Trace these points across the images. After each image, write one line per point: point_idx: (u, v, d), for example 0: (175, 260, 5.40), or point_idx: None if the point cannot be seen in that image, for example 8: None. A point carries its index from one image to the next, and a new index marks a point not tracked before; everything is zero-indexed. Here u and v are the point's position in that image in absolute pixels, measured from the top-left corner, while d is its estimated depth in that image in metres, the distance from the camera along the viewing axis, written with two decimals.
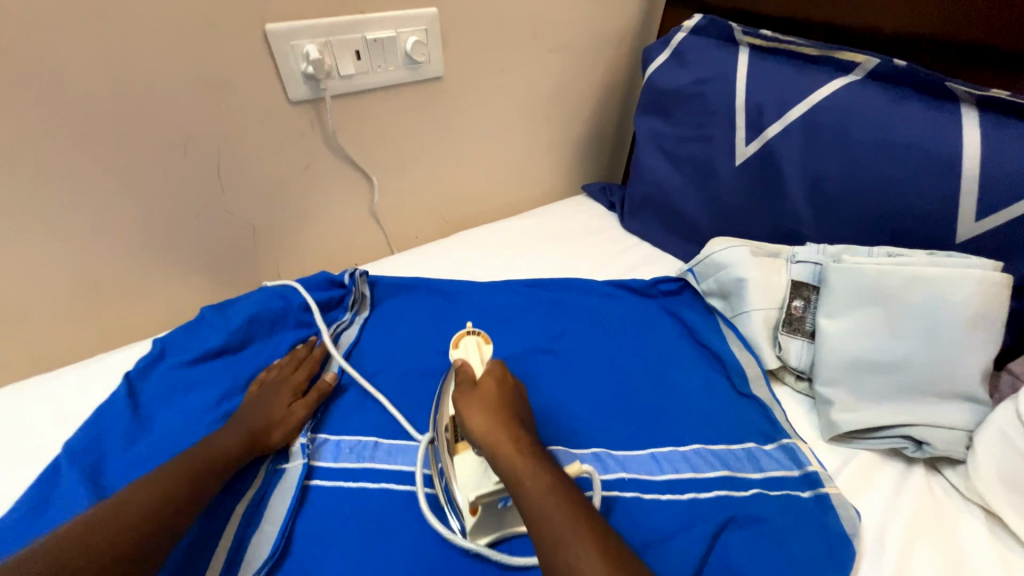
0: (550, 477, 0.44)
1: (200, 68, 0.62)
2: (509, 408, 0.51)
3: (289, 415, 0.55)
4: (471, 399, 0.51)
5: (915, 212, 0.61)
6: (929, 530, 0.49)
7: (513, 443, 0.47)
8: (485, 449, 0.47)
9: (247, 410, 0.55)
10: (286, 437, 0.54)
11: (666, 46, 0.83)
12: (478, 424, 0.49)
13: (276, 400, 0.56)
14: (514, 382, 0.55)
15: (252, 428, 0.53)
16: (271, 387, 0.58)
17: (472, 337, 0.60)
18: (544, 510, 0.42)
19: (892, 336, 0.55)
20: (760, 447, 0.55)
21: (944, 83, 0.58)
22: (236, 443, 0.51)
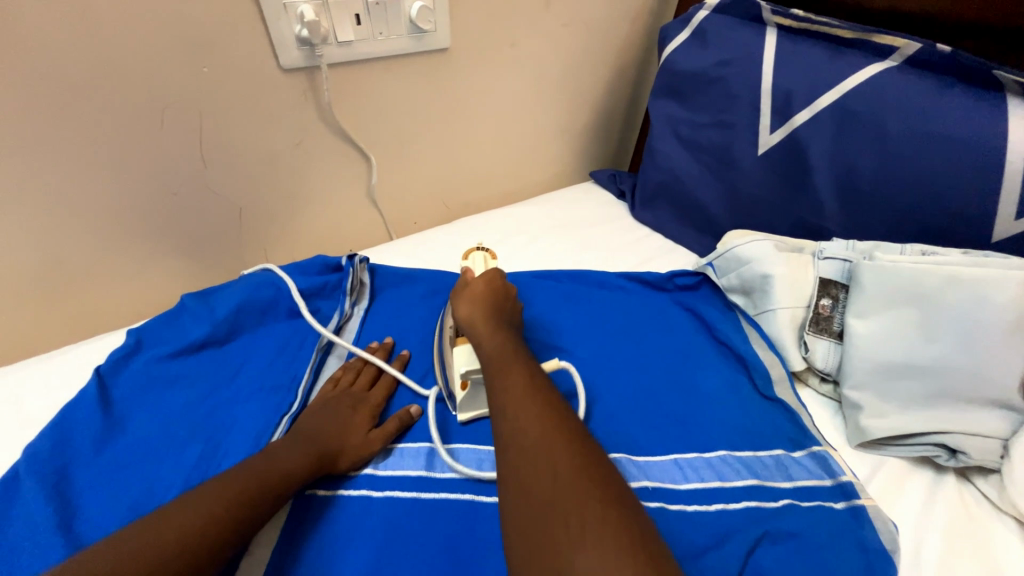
0: (508, 345, 0.49)
1: (177, 26, 0.55)
2: (497, 302, 0.55)
3: (365, 448, 0.50)
4: (462, 295, 0.55)
5: (950, 207, 0.58)
6: (966, 545, 0.46)
7: (485, 319, 0.52)
8: (464, 327, 0.52)
9: (326, 426, 0.50)
10: (353, 468, 0.49)
11: (686, 24, 0.78)
12: (460, 309, 0.53)
13: (354, 425, 0.51)
14: (509, 288, 0.58)
15: (321, 450, 0.48)
16: (352, 409, 0.53)
17: (480, 253, 0.66)
18: (495, 363, 0.47)
19: (927, 337, 0.52)
20: (788, 454, 0.52)
21: (990, 71, 0.55)
22: (306, 463, 0.46)
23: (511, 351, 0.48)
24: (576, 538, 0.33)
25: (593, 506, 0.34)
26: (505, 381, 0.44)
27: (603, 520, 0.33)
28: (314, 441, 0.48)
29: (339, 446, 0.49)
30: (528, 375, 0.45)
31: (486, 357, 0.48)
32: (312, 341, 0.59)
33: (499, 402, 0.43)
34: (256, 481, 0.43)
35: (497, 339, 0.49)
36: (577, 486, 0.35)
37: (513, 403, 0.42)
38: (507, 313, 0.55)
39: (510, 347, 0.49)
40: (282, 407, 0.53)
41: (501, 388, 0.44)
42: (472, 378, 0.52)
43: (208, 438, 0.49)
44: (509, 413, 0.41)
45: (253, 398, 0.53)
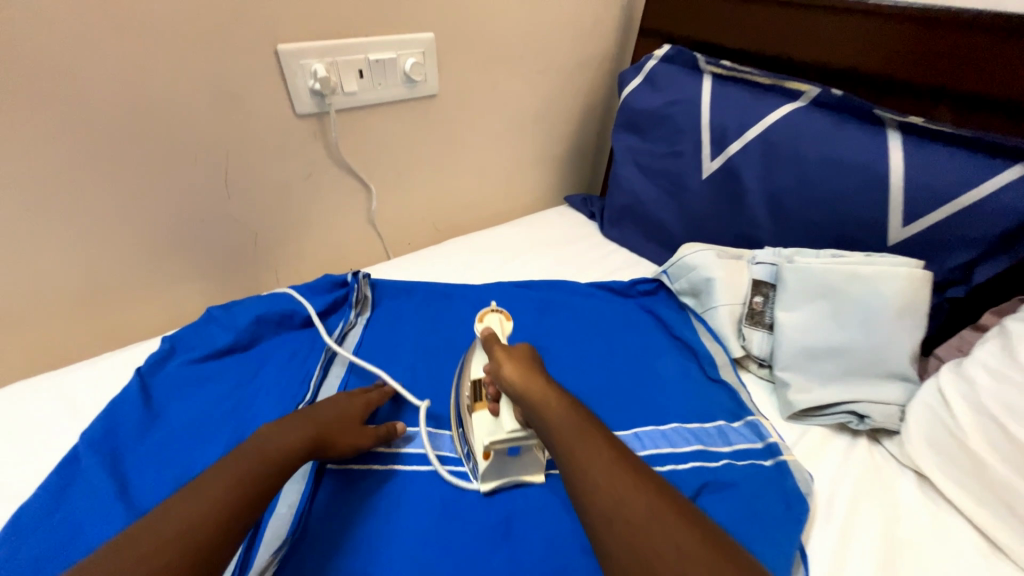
0: (575, 411, 0.48)
1: (214, 82, 0.67)
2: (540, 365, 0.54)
3: (359, 436, 0.57)
4: (504, 352, 0.55)
5: (855, 219, 0.71)
6: (873, 491, 0.56)
7: (542, 381, 0.50)
8: (517, 391, 0.50)
9: (327, 410, 0.57)
10: (346, 451, 0.55)
11: (639, 71, 0.93)
12: (508, 372, 0.52)
13: (351, 417, 0.58)
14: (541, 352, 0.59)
15: (322, 433, 0.54)
16: (349, 403, 0.60)
17: (495, 314, 0.61)
18: (571, 436, 0.45)
19: (838, 325, 0.63)
20: (728, 424, 0.62)
21: (873, 110, 0.68)
22: (306, 440, 0.52)
23: (583, 419, 0.47)
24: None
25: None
26: (590, 454, 0.43)
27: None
28: (315, 421, 0.55)
29: (338, 429, 0.56)
30: (609, 443, 0.45)
31: (556, 428, 0.46)
32: (321, 346, 0.68)
33: (591, 482, 0.42)
34: (262, 464, 0.48)
35: (561, 406, 0.48)
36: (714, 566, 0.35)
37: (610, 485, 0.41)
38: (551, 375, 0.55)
39: (578, 413, 0.48)
40: (296, 398, 0.61)
41: (587, 464, 0.43)
42: (495, 448, 0.53)
43: (235, 424, 0.58)
44: (607, 494, 0.41)
45: (273, 392, 0.62)
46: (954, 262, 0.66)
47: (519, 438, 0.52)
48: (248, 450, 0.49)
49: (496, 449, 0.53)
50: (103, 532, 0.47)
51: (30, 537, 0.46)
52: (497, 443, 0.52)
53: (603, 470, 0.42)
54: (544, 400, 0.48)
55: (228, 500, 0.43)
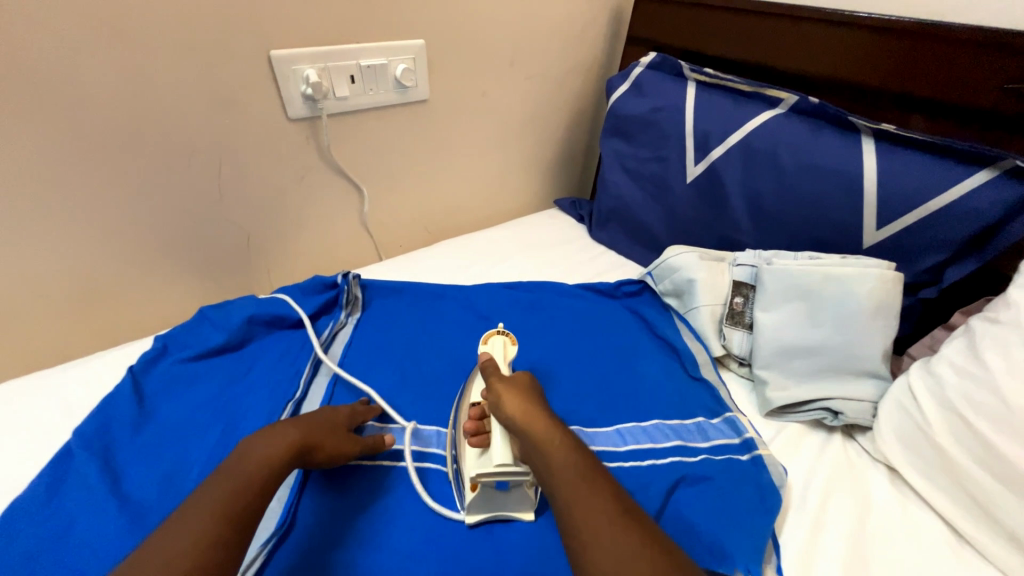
0: (577, 454, 0.49)
1: (207, 87, 0.68)
2: (542, 402, 0.56)
3: (344, 441, 0.56)
4: (507, 387, 0.57)
5: (832, 222, 0.73)
6: (845, 485, 0.58)
7: (545, 422, 0.52)
8: (520, 429, 0.52)
9: (313, 415, 0.56)
10: (331, 455, 0.55)
11: (626, 78, 0.95)
12: (514, 408, 0.54)
13: (337, 422, 0.58)
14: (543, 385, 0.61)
15: (308, 440, 0.53)
16: (334, 410, 0.60)
17: (500, 337, 0.67)
18: (573, 481, 0.47)
19: (814, 325, 0.66)
20: (707, 420, 0.63)
21: (847, 118, 0.71)
22: (292, 446, 0.52)
23: (584, 462, 0.49)
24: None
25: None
26: (593, 506, 0.45)
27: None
28: (302, 424, 0.54)
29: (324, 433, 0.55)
30: (612, 496, 0.46)
31: (558, 471, 0.48)
32: (311, 345, 0.70)
33: (590, 530, 0.43)
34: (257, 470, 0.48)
35: (563, 449, 0.49)
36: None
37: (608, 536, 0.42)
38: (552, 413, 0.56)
39: (580, 456, 0.49)
40: (287, 395, 0.63)
41: (587, 512, 0.44)
42: (482, 481, 0.54)
43: (227, 420, 0.59)
44: (610, 550, 0.42)
45: (264, 389, 0.63)
46: (924, 265, 0.68)
47: (507, 471, 0.53)
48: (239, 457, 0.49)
49: (483, 482, 0.54)
50: (95, 525, 0.48)
51: (23, 530, 0.47)
52: (485, 475, 0.53)
53: (606, 522, 0.43)
54: (546, 442, 0.50)
55: (219, 524, 0.44)
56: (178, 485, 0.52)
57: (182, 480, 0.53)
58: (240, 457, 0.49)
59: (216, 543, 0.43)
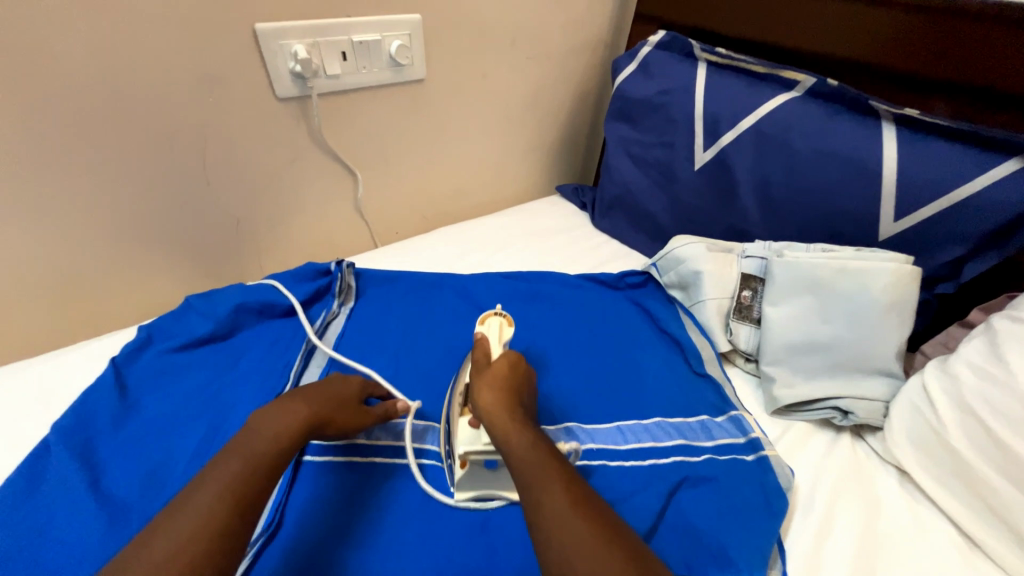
0: (538, 445, 0.49)
1: (190, 63, 0.64)
2: (517, 393, 0.55)
3: (356, 414, 0.55)
4: (484, 378, 0.55)
5: (846, 213, 0.70)
6: (853, 486, 0.56)
7: (510, 414, 0.51)
8: (487, 422, 0.51)
9: (323, 390, 0.54)
10: (344, 428, 0.54)
11: (633, 58, 0.91)
12: (483, 400, 0.53)
13: (348, 393, 0.56)
14: (527, 372, 0.59)
15: (320, 415, 0.52)
16: (344, 380, 0.58)
17: (496, 317, 0.62)
18: (532, 474, 0.46)
19: (824, 321, 0.63)
20: (711, 418, 0.61)
21: (868, 102, 0.67)
22: (303, 423, 0.50)
23: (545, 454, 0.48)
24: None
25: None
26: (545, 495, 0.44)
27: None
28: (313, 398, 0.53)
29: (336, 406, 0.54)
30: (568, 486, 0.45)
31: (517, 464, 0.47)
32: (302, 336, 0.67)
33: (543, 521, 0.43)
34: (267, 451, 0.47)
35: (524, 442, 0.49)
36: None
37: (558, 525, 0.42)
38: (526, 404, 0.55)
39: (541, 448, 0.48)
40: (275, 388, 0.60)
41: (540, 503, 0.44)
42: (471, 457, 0.55)
43: (213, 414, 0.57)
44: (558, 540, 0.41)
45: (251, 382, 0.61)
46: (942, 259, 0.65)
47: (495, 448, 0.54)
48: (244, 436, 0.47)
49: (472, 459, 0.55)
50: (74, 525, 0.46)
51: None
52: (473, 452, 0.54)
53: (557, 513, 0.43)
54: (507, 431, 0.50)
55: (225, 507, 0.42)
56: (160, 483, 0.50)
57: (165, 478, 0.51)
58: (246, 437, 0.47)
59: (224, 527, 0.41)
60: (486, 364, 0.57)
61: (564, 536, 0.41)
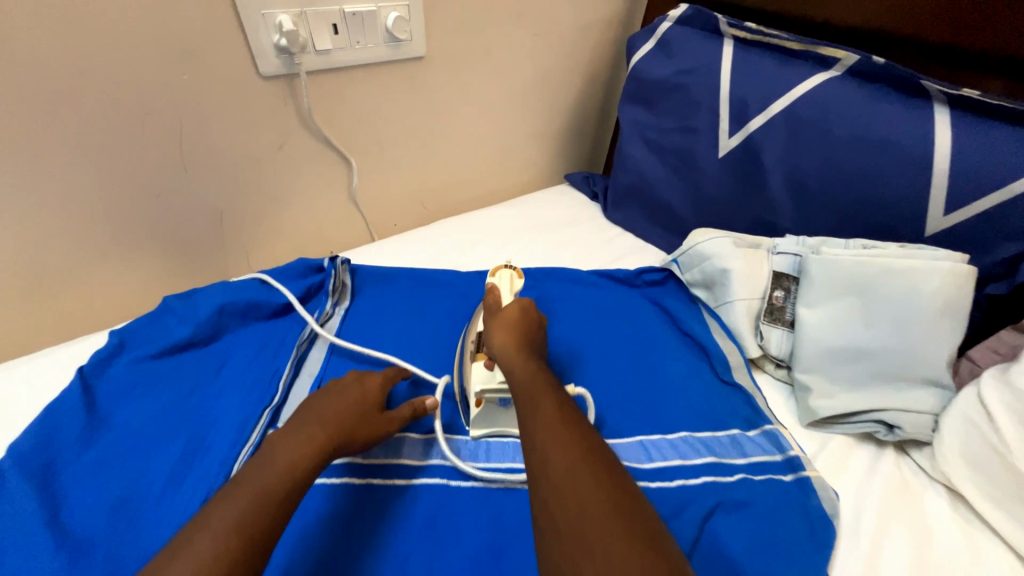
0: (539, 373, 0.49)
1: (160, 36, 0.57)
2: (530, 333, 0.54)
3: (380, 424, 0.50)
4: (497, 318, 0.54)
5: (889, 206, 0.64)
6: (901, 510, 0.51)
7: (518, 346, 0.51)
8: (496, 354, 0.52)
9: (342, 403, 0.49)
10: (371, 441, 0.49)
11: (651, 35, 0.83)
12: (493, 335, 0.53)
13: (368, 401, 0.51)
14: (540, 317, 0.57)
15: (340, 432, 0.47)
16: (361, 384, 0.52)
17: (507, 269, 0.60)
18: (527, 394, 0.47)
19: (866, 326, 0.57)
20: (744, 433, 0.56)
21: (919, 82, 0.60)
22: (322, 448, 0.45)
23: (544, 381, 0.48)
24: (603, 575, 0.33)
25: (620, 545, 0.34)
26: (536, 413, 0.44)
27: (631, 557, 0.34)
28: (329, 419, 0.47)
29: (356, 421, 0.48)
30: (560, 408, 0.45)
31: (516, 385, 0.48)
32: (292, 340, 0.61)
33: (529, 431, 0.43)
34: (278, 484, 0.41)
35: (525, 368, 0.49)
36: (605, 520, 0.36)
37: (543, 436, 0.42)
38: (539, 344, 0.54)
39: (541, 375, 0.49)
40: (263, 400, 0.54)
41: (530, 418, 0.44)
42: (487, 396, 0.53)
43: (193, 432, 0.51)
44: (539, 449, 0.41)
45: (236, 393, 0.55)
46: (998, 257, 0.59)
47: None
48: (256, 461, 0.43)
49: (487, 397, 0.53)
50: (30, 568, 0.41)
51: None
52: (489, 391, 0.52)
53: (544, 428, 0.43)
54: (510, 358, 0.50)
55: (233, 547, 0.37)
56: (132, 514, 0.45)
57: (137, 508, 0.45)
58: (258, 466, 0.42)
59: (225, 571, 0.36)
60: (498, 309, 0.57)
61: (545, 446, 0.41)
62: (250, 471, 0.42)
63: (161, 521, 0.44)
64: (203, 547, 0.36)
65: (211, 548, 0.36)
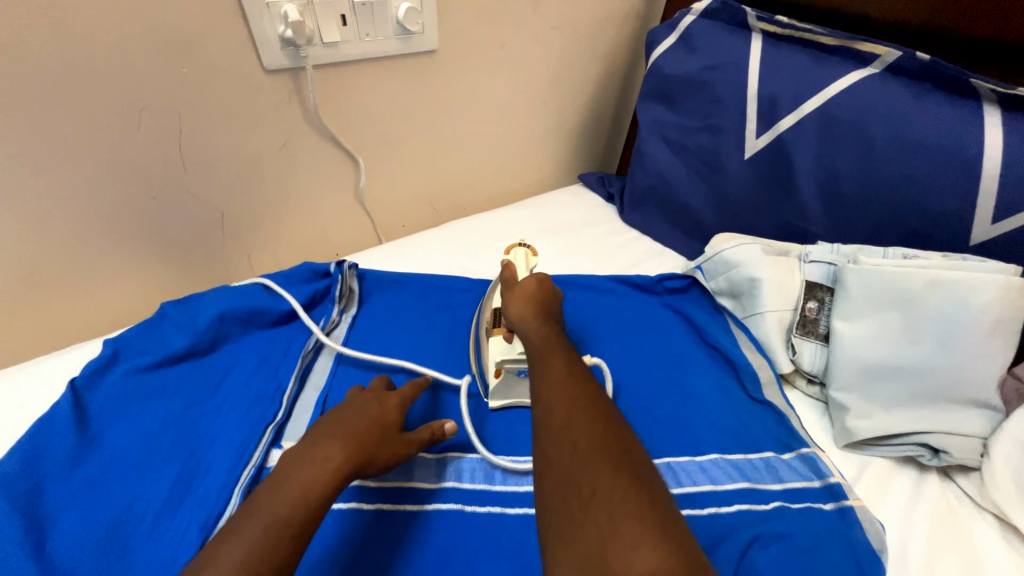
0: (552, 334, 0.49)
1: (158, 26, 0.53)
2: (547, 302, 0.54)
3: (399, 445, 0.47)
4: (515, 290, 0.55)
5: (933, 212, 0.59)
6: (950, 542, 0.48)
7: (533, 310, 0.52)
8: (514, 323, 0.52)
9: (359, 423, 0.45)
10: (390, 464, 0.46)
11: (673, 29, 0.79)
12: (510, 304, 0.53)
13: (387, 420, 0.47)
14: (557, 290, 0.56)
15: (359, 453, 0.43)
16: (380, 402, 0.49)
17: (522, 248, 0.65)
18: (536, 349, 0.47)
19: (910, 342, 0.53)
20: (778, 456, 0.52)
21: (968, 80, 0.56)
22: (339, 470, 0.41)
23: (556, 341, 0.48)
24: (587, 504, 0.33)
25: (607, 478, 0.34)
26: (542, 366, 0.45)
27: (614, 493, 0.33)
28: (346, 440, 0.43)
29: (375, 443, 0.45)
30: (566, 360, 0.45)
31: (528, 344, 0.49)
32: (296, 350, 0.57)
33: (534, 384, 0.44)
34: (291, 514, 0.38)
35: (538, 329, 0.50)
36: (594, 456, 0.35)
37: (544, 384, 0.43)
38: (557, 315, 0.54)
39: (552, 334, 0.49)
40: (266, 417, 0.50)
41: (538, 371, 0.45)
42: (507, 367, 0.56)
43: (189, 453, 0.47)
44: (541, 394, 0.42)
45: (237, 408, 0.51)
46: None
47: None
48: (268, 486, 0.40)
49: (507, 368, 0.56)
50: None
51: None
52: (509, 361, 0.55)
53: (547, 376, 0.43)
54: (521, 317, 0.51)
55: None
56: (124, 543, 0.42)
57: (130, 537, 0.42)
58: (271, 493, 0.39)
59: None
60: (515, 283, 0.58)
61: (547, 395, 0.41)
62: (261, 498, 0.39)
63: (156, 550, 0.41)
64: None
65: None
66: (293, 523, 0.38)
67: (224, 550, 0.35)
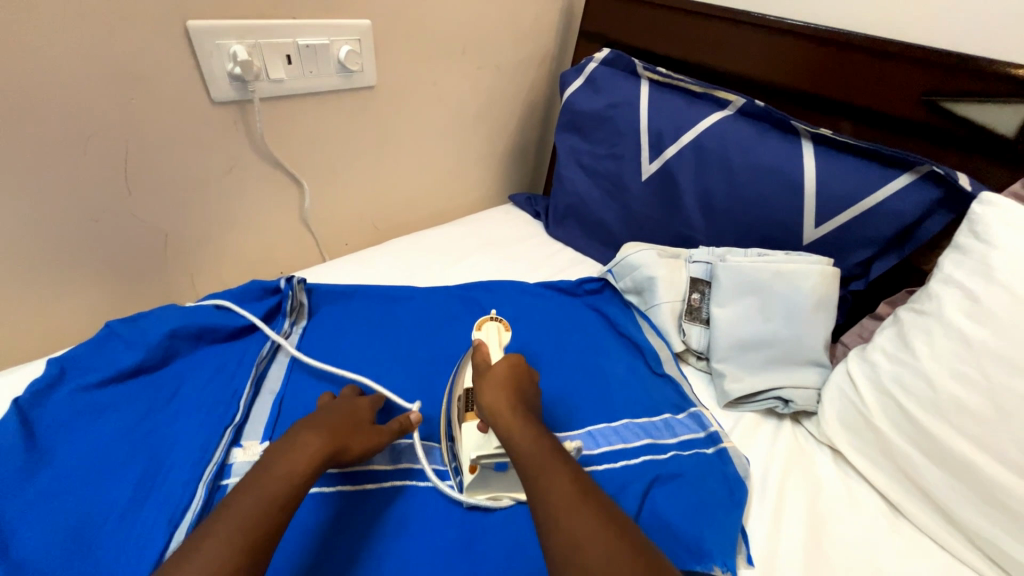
0: (542, 439, 0.48)
1: (111, 63, 0.57)
2: (521, 388, 0.54)
3: (372, 433, 0.53)
4: (486, 377, 0.54)
5: (777, 221, 0.77)
6: (798, 469, 0.62)
7: (513, 409, 0.50)
8: (487, 415, 0.51)
9: (334, 417, 0.52)
10: (363, 452, 0.52)
11: (580, 73, 0.94)
12: (486, 399, 0.52)
13: (360, 416, 0.54)
14: (530, 371, 0.57)
15: (337, 440, 0.50)
16: (352, 402, 0.56)
17: (494, 323, 0.62)
18: (534, 465, 0.46)
19: (764, 320, 0.69)
20: (673, 416, 0.65)
21: (790, 122, 0.74)
22: (318, 456, 0.47)
23: (548, 447, 0.47)
24: None
25: None
26: (552, 488, 0.43)
27: None
28: (325, 430, 0.50)
29: (349, 432, 0.51)
30: (574, 480, 0.44)
31: (523, 459, 0.46)
32: (250, 360, 0.61)
33: (550, 516, 0.42)
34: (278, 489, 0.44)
35: (526, 434, 0.48)
36: None
37: (565, 515, 0.41)
38: (531, 402, 0.54)
39: (544, 441, 0.48)
40: (225, 420, 0.54)
41: (548, 495, 0.43)
42: (482, 463, 0.52)
43: (150, 457, 0.50)
44: (565, 529, 0.41)
45: (196, 413, 0.55)
46: (855, 260, 0.74)
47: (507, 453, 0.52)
48: (257, 469, 0.45)
49: (483, 463, 0.52)
50: None
51: None
52: (484, 458, 0.52)
53: (564, 503, 0.42)
54: (508, 424, 0.49)
55: (249, 533, 0.40)
56: (89, 543, 0.44)
57: (96, 536, 0.45)
58: (259, 475, 0.44)
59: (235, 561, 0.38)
60: (487, 364, 0.57)
61: (574, 529, 0.41)
62: (250, 480, 0.44)
63: (125, 545, 0.44)
64: (217, 542, 0.39)
65: (224, 543, 0.39)
66: (279, 494, 0.43)
67: (230, 512, 0.41)
